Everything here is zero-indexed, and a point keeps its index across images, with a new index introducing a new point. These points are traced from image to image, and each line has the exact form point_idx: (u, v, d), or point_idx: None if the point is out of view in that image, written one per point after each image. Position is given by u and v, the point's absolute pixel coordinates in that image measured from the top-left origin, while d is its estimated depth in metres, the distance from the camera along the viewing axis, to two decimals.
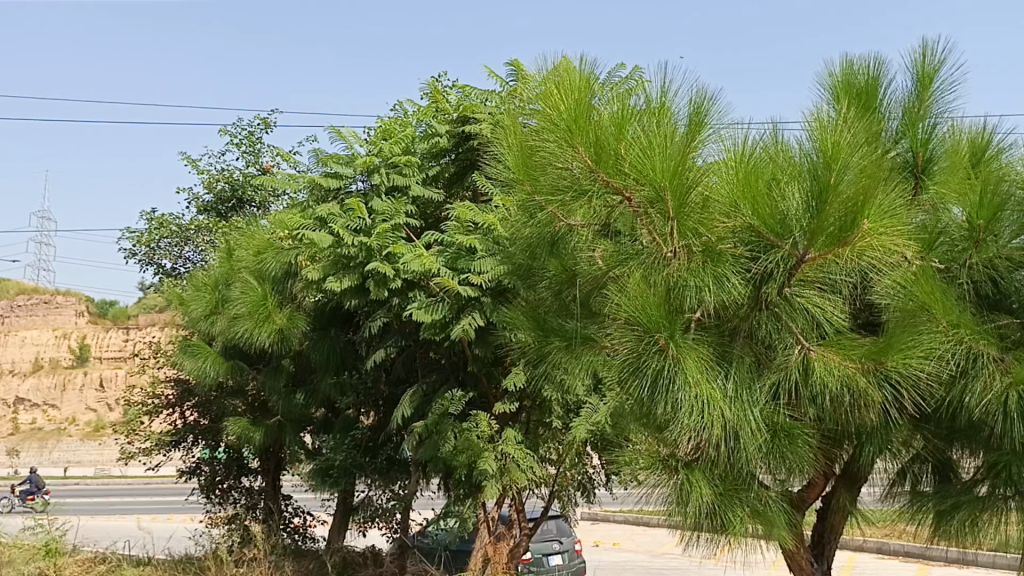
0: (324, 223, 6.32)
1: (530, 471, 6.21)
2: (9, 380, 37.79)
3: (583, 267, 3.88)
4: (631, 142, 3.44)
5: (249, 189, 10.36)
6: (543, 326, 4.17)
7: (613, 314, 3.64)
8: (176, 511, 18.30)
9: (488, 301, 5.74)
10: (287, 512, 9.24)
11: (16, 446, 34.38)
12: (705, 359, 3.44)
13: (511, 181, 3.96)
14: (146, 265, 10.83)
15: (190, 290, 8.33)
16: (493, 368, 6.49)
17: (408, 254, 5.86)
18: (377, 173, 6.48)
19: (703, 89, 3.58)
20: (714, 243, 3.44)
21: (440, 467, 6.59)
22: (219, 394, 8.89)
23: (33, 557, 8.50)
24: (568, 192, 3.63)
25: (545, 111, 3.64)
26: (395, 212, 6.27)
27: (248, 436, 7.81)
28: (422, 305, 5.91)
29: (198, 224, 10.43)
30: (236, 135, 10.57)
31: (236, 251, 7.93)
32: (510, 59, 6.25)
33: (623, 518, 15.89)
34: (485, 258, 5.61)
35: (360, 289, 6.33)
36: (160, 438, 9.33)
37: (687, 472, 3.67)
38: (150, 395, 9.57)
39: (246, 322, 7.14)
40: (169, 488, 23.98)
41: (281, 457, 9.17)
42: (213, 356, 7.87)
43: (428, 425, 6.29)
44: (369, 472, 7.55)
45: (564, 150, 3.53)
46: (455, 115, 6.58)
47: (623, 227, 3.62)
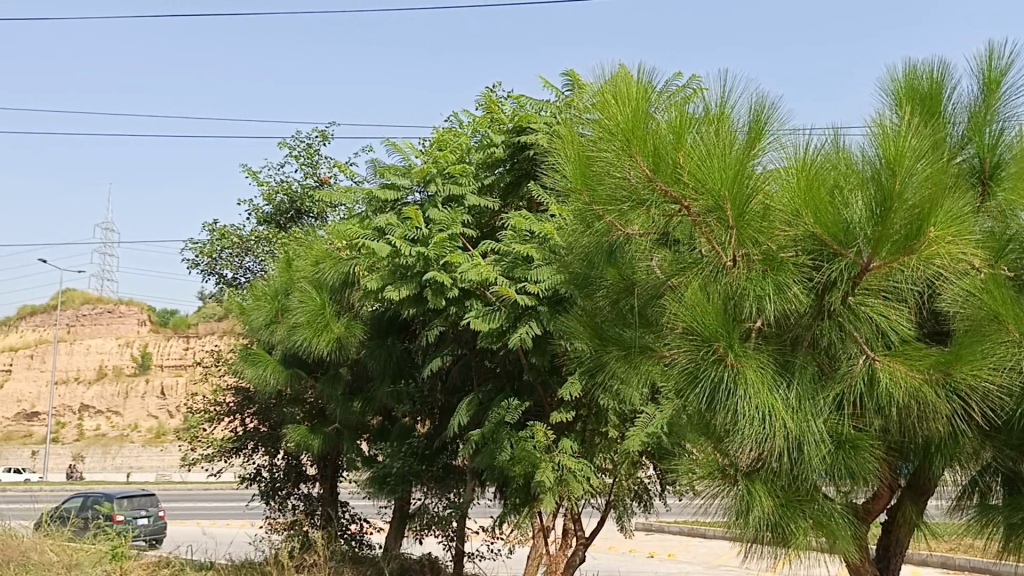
0: (382, 233, 6.41)
1: (587, 481, 6.19)
2: (75, 387, 38.92)
3: (641, 277, 3.86)
4: (689, 152, 3.43)
5: (307, 201, 10.55)
6: (599, 335, 4.16)
7: (671, 324, 3.62)
8: (234, 516, 18.61)
9: (545, 309, 5.75)
10: (344, 519, 9.35)
11: (82, 451, 35.36)
12: (767, 370, 3.42)
13: (567, 190, 3.96)
14: (208, 275, 11.09)
15: (250, 299, 8.50)
16: (549, 377, 6.50)
17: (465, 264, 5.92)
18: (433, 182, 6.51)
19: (763, 98, 3.56)
20: (775, 251, 3.42)
21: (497, 475, 6.61)
22: (279, 401, 9.03)
23: (101, 561, 8.84)
24: (625, 201, 3.63)
25: (602, 121, 3.64)
26: (452, 221, 6.32)
27: (307, 443, 7.96)
28: (479, 314, 5.94)
29: (258, 235, 10.66)
30: (295, 147, 10.78)
31: (295, 261, 8.08)
32: (566, 69, 6.29)
33: (677, 528, 15.73)
34: (542, 267, 5.64)
35: (417, 298, 6.38)
36: (222, 445, 9.54)
37: (748, 483, 3.62)
38: (212, 402, 9.78)
39: (305, 331, 7.27)
40: (227, 494, 24.46)
41: (338, 464, 9.30)
42: (273, 365, 8.02)
43: (484, 433, 6.35)
44: (425, 480, 7.61)
45: (623, 159, 3.53)
46: (511, 125, 6.63)
47: (681, 235, 3.61)
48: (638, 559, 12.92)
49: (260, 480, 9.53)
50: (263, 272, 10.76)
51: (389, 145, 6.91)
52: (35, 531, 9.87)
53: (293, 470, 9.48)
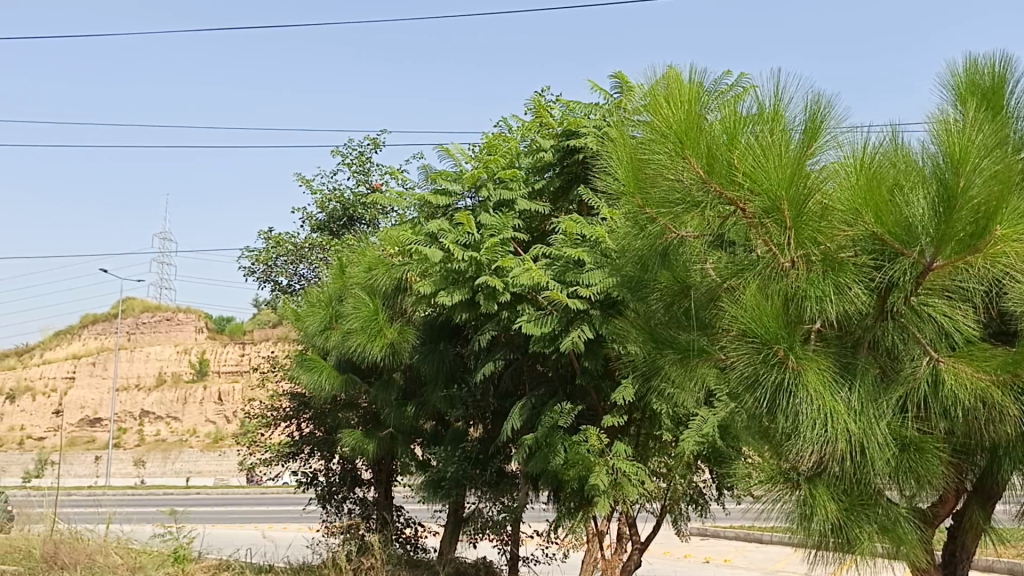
0: (434, 238, 6.46)
1: (642, 485, 6.15)
2: (136, 393, 39.87)
3: (696, 279, 3.84)
4: (744, 151, 3.40)
5: (359, 208, 10.68)
6: (654, 339, 4.14)
7: (728, 326, 3.60)
8: (291, 520, 18.88)
9: (597, 313, 5.74)
10: (400, 523, 9.42)
11: (143, 456, 36.18)
12: (828, 372, 3.36)
13: (619, 193, 3.95)
14: (263, 283, 11.28)
15: (305, 305, 8.61)
16: (601, 381, 6.48)
17: (517, 268, 5.90)
18: (484, 188, 6.60)
19: (819, 95, 3.51)
20: (834, 251, 3.37)
21: (551, 479, 6.59)
22: (334, 406, 9.13)
23: (163, 564, 9.08)
24: (679, 204, 3.61)
25: (653, 123, 3.63)
26: (503, 226, 6.33)
27: (362, 447, 8.02)
28: (531, 318, 5.94)
29: (312, 242, 10.82)
30: (347, 155, 10.92)
31: (349, 268, 8.18)
32: (615, 72, 6.28)
33: (733, 534, 15.53)
34: (594, 270, 5.63)
35: (470, 302, 6.40)
36: (279, 450, 9.69)
37: (810, 486, 3.57)
38: (269, 407, 9.93)
39: (358, 337, 7.35)
40: (283, 498, 24.80)
41: (393, 468, 9.37)
42: (328, 371, 8.12)
43: (538, 438, 6.32)
44: (479, 484, 7.65)
45: (676, 161, 3.50)
46: (560, 129, 6.64)
47: (736, 237, 3.58)
48: (694, 564, 12.78)
49: (317, 484, 9.63)
50: (318, 279, 10.91)
51: (440, 151, 6.97)
52: (100, 534, 10.13)
53: (348, 475, 9.56)
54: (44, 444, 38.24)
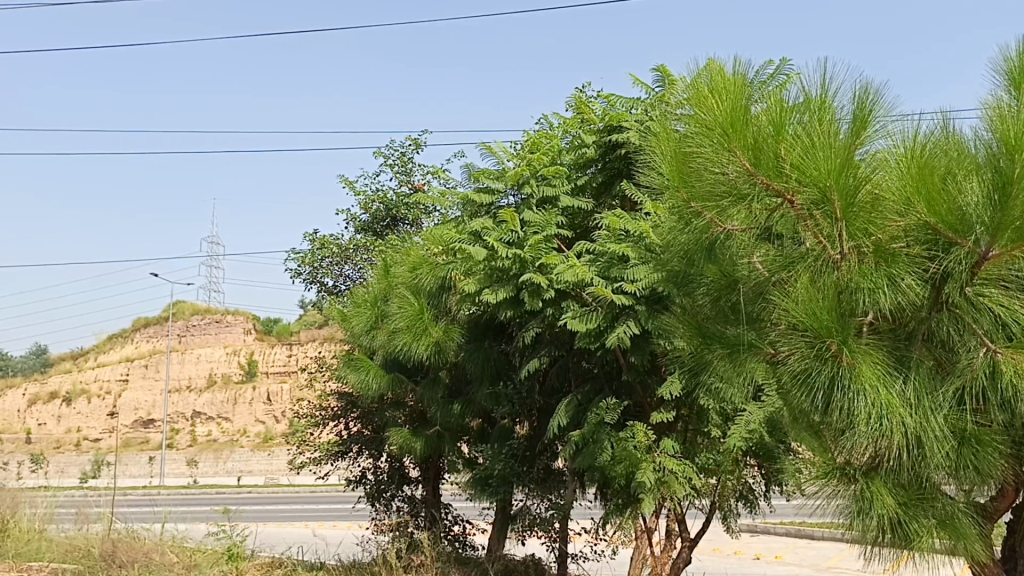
0: (478, 237, 6.48)
1: (690, 482, 6.09)
2: (187, 395, 40.59)
3: (744, 274, 3.79)
4: (792, 142, 3.36)
5: (402, 208, 10.76)
6: (701, 334, 4.10)
7: (779, 321, 3.55)
8: (341, 518, 19.07)
9: (643, 309, 5.71)
10: (448, 520, 9.46)
11: (195, 456, 36.81)
12: (882, 365, 3.31)
13: (663, 187, 3.92)
14: (310, 285, 11.40)
15: (351, 306, 8.69)
16: (648, 377, 6.45)
17: (561, 265, 5.90)
18: (527, 186, 6.61)
19: (867, 84, 3.44)
20: (886, 243, 3.31)
21: (598, 477, 6.56)
22: (381, 405, 9.20)
23: (218, 561, 9.25)
24: (725, 197, 3.58)
25: (698, 116, 3.59)
26: (547, 223, 6.33)
27: (409, 446, 8.07)
28: (576, 315, 5.92)
29: (356, 243, 10.91)
30: (389, 156, 11.00)
31: (393, 268, 8.24)
32: (657, 65, 6.23)
33: (784, 529, 15.33)
34: (638, 266, 5.60)
35: (515, 300, 6.40)
36: (328, 449, 9.80)
37: (866, 481, 3.51)
38: (317, 407, 10.04)
39: (404, 336, 7.40)
40: (332, 497, 25.06)
41: (440, 466, 9.44)
42: (375, 370, 8.18)
43: (585, 434, 6.29)
44: (527, 482, 7.65)
45: (721, 154, 3.47)
46: (601, 125, 6.61)
47: (784, 230, 3.53)
48: (744, 561, 12.64)
49: (365, 482, 9.73)
50: (363, 279, 11.00)
51: (483, 149, 6.98)
52: (155, 533, 10.34)
53: (396, 473, 9.64)
54: (100, 445, 39.12)
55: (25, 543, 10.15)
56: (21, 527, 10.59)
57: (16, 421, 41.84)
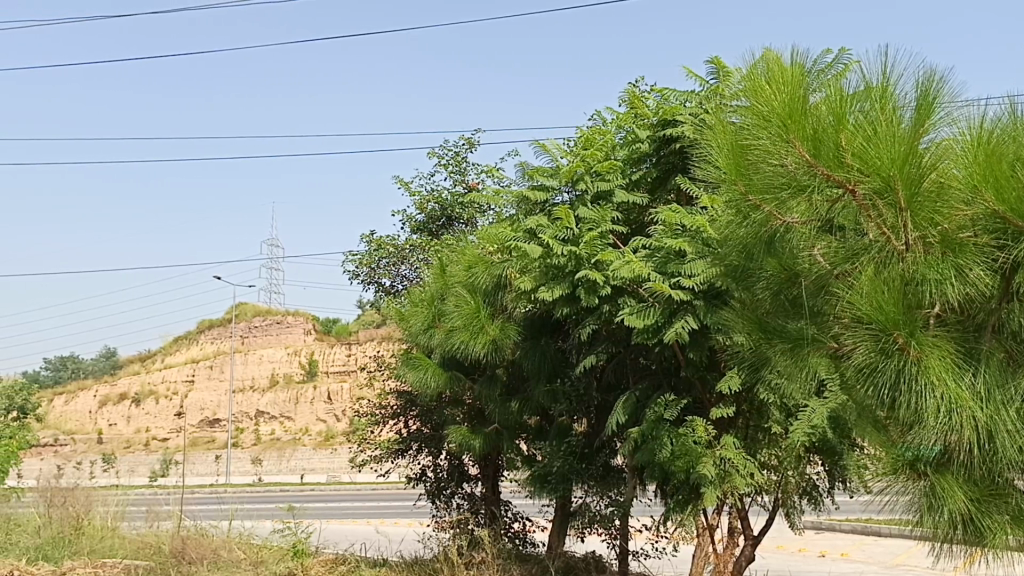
0: (534, 234, 6.48)
1: (752, 478, 6.01)
2: (251, 395, 41.47)
3: (805, 266, 3.73)
4: (852, 131, 3.30)
5: (457, 208, 10.83)
6: (761, 328, 4.05)
7: (843, 314, 3.50)
8: (402, 516, 19.25)
9: (701, 303, 5.65)
10: (507, 517, 9.49)
11: (260, 454, 37.50)
12: (951, 358, 3.23)
13: (720, 181, 3.87)
14: (367, 285, 11.54)
15: (408, 305, 8.76)
16: (707, 373, 6.38)
17: (616, 261, 5.86)
18: (581, 182, 6.58)
19: (930, 71, 3.35)
20: (952, 232, 3.22)
21: (659, 473, 6.49)
22: (440, 404, 9.27)
23: (284, 558, 9.42)
24: (784, 188, 3.51)
25: (754, 108, 3.54)
26: (602, 219, 6.31)
27: (469, 443, 8.12)
28: (633, 311, 5.87)
29: (412, 243, 11.01)
30: (444, 156, 11.06)
31: (449, 267, 8.29)
32: (710, 57, 6.17)
33: (850, 526, 15.04)
34: (695, 260, 5.56)
35: (571, 297, 6.38)
36: (389, 447, 9.92)
37: (937, 477, 3.45)
38: (378, 406, 10.16)
39: (461, 334, 7.43)
40: (393, 494, 25.35)
41: (499, 463, 9.47)
42: (433, 368, 8.24)
43: (644, 431, 6.23)
44: (587, 479, 7.64)
45: (779, 145, 3.42)
46: (655, 119, 6.56)
47: (846, 221, 3.47)
48: (809, 558, 12.44)
49: (426, 480, 9.85)
50: (420, 279, 11.09)
51: (537, 147, 6.97)
52: (224, 530, 10.59)
53: (456, 470, 9.70)
54: (168, 444, 40.13)
55: (99, 540, 10.67)
56: (96, 524, 10.98)
57: (89, 422, 43.13)
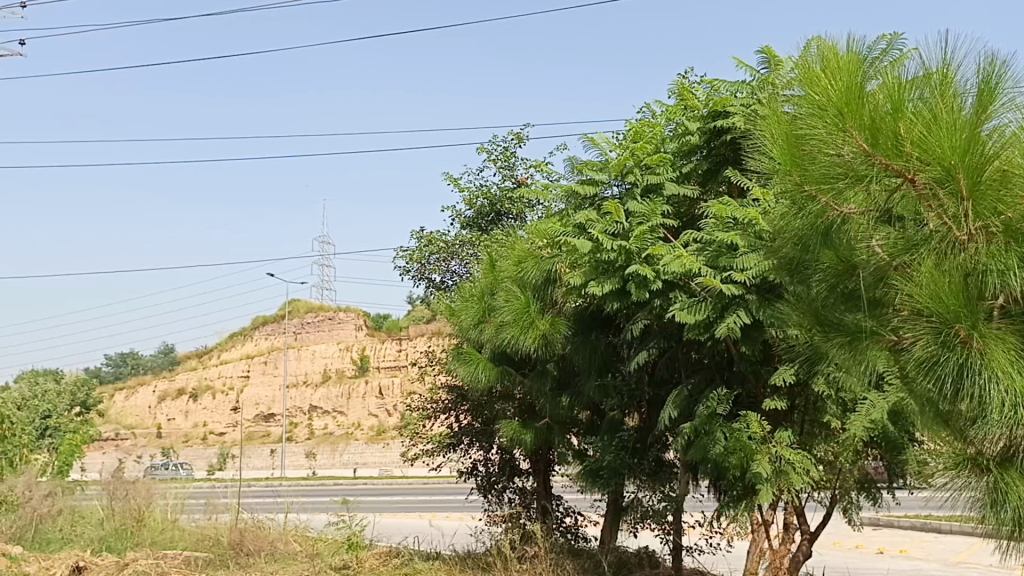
0: (583, 229, 6.45)
1: (808, 473, 5.93)
2: (304, 390, 42.10)
3: (863, 258, 3.66)
4: (912, 119, 3.23)
5: (506, 203, 10.85)
6: (819, 322, 3.99)
7: (902, 306, 3.43)
8: (454, 510, 19.40)
9: (754, 297, 5.58)
10: (559, 512, 9.47)
11: (314, 448, 38.08)
12: (1015, 351, 3.15)
13: (773, 172, 3.80)
14: (418, 281, 11.62)
15: (458, 300, 8.79)
16: (760, 366, 6.29)
17: (667, 255, 5.82)
18: (631, 175, 6.54)
19: (992, 55, 3.25)
20: (1017, 222, 3.14)
21: (712, 469, 6.42)
22: (491, 399, 9.28)
23: (339, 550, 9.52)
24: (841, 178, 3.44)
25: (809, 97, 3.48)
26: (652, 212, 6.26)
27: (520, 438, 8.16)
28: (685, 305, 5.82)
29: (462, 239, 11.06)
30: (492, 151, 11.08)
31: (499, 262, 8.30)
32: (761, 47, 6.08)
33: (909, 523, 14.75)
34: (748, 254, 5.49)
35: (621, 291, 6.34)
36: (441, 441, 9.97)
37: (1001, 472, 3.38)
38: (429, 400, 10.20)
39: (512, 329, 7.46)
40: (444, 488, 25.54)
41: (550, 458, 9.46)
42: (484, 363, 8.26)
43: (696, 426, 6.18)
44: (639, 473, 7.59)
45: (835, 135, 3.36)
46: (705, 111, 6.49)
47: (905, 211, 3.40)
48: (866, 555, 12.22)
49: (477, 474, 9.89)
50: (469, 274, 11.13)
51: (586, 141, 6.95)
52: (279, 522, 10.77)
53: (507, 465, 9.70)
54: (225, 438, 40.96)
55: (160, 533, 10.93)
56: (157, 516, 11.27)
57: (148, 417, 44.21)
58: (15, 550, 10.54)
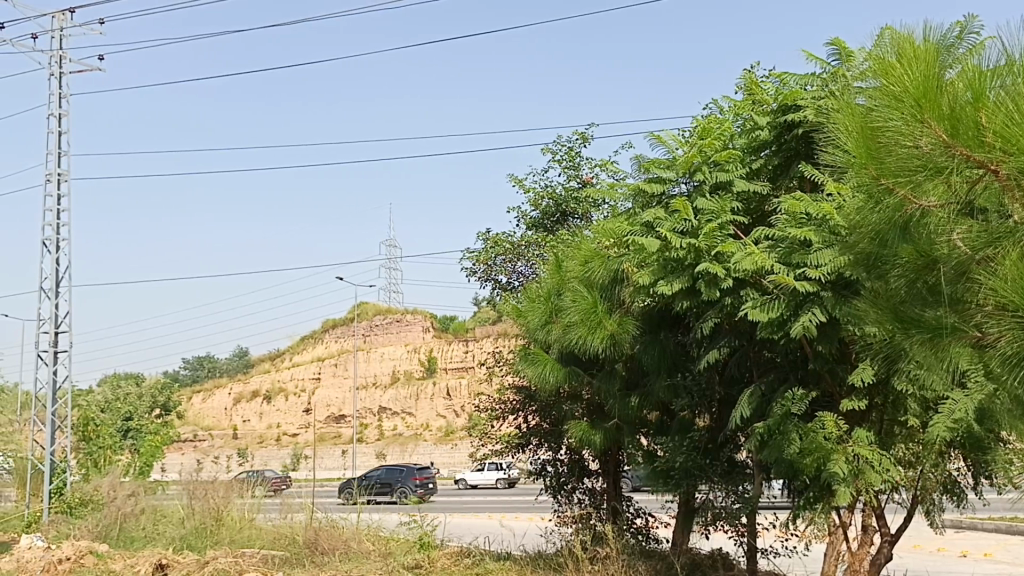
0: (651, 228, 6.41)
1: (888, 474, 5.80)
2: (374, 391, 42.75)
3: (944, 252, 3.55)
4: (994, 108, 3.13)
5: (571, 203, 10.84)
6: (897, 318, 3.88)
7: (986, 302, 3.35)
8: (524, 510, 19.46)
9: (829, 294, 5.46)
10: (629, 513, 9.42)
11: (384, 449, 38.66)
12: None
13: (848, 165, 3.69)
14: (485, 282, 11.68)
15: (525, 301, 8.78)
16: (837, 365, 6.15)
17: (738, 253, 5.73)
18: (699, 172, 6.43)
19: None
20: None
21: (786, 471, 6.30)
22: (559, 399, 9.27)
23: (411, 549, 9.62)
24: (919, 170, 3.34)
25: (884, 88, 3.39)
26: (721, 210, 6.18)
27: (589, 439, 8.15)
28: (756, 304, 5.73)
29: (528, 239, 11.08)
30: (557, 152, 11.07)
31: (566, 263, 8.27)
32: (831, 38, 5.96)
33: (993, 526, 14.26)
34: (823, 250, 5.39)
35: (691, 290, 6.26)
36: (510, 441, 9.99)
37: None
38: (497, 401, 10.22)
39: (579, 329, 7.42)
40: (513, 489, 25.66)
41: (620, 458, 9.42)
42: (552, 363, 8.25)
43: (770, 426, 6.06)
44: (711, 474, 7.48)
45: (913, 126, 3.27)
46: (775, 105, 6.38)
47: (988, 202, 3.30)
48: (948, 558, 11.83)
49: (546, 475, 9.89)
50: (536, 275, 11.13)
51: (652, 139, 6.89)
52: (353, 522, 10.94)
53: (576, 465, 9.71)
54: (298, 439, 41.84)
55: (239, 532, 11.24)
56: (235, 516, 11.55)
57: (225, 419, 45.43)
58: (102, 548, 11.01)
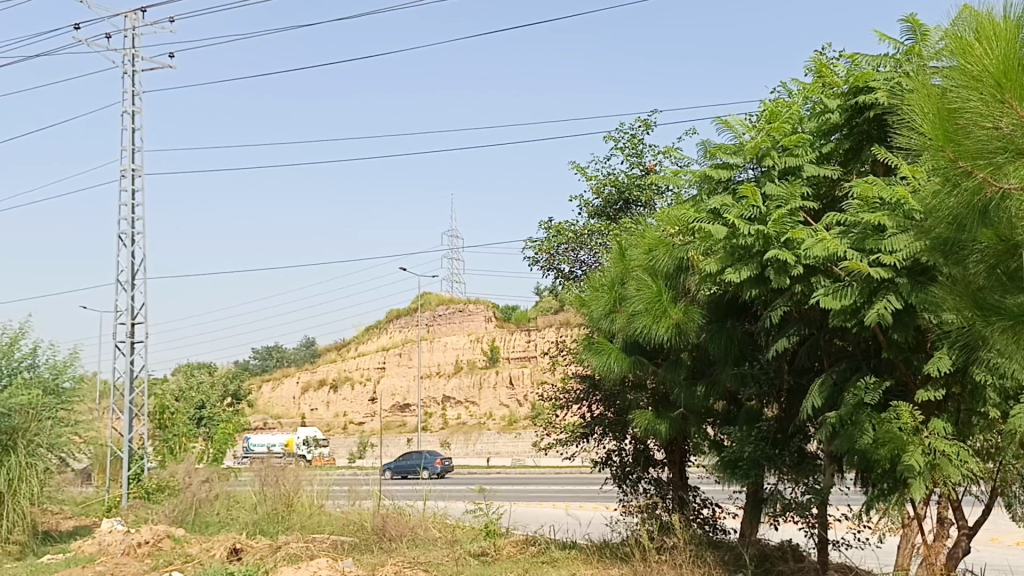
0: (718, 215, 6.31)
1: (966, 465, 5.64)
2: (438, 380, 43.16)
3: None
4: None
5: (634, 190, 10.76)
6: (977, 305, 3.78)
7: None
8: (590, 499, 19.38)
9: (905, 281, 5.32)
10: (695, 503, 9.32)
11: (449, 437, 39.03)
12: None
13: (923, 148, 3.58)
14: (547, 271, 11.67)
15: (589, 289, 8.74)
16: (911, 354, 6.01)
17: (808, 239, 5.63)
18: (767, 158, 6.30)
19: None
20: None
21: (858, 462, 6.16)
22: (624, 388, 9.21)
23: (477, 537, 9.74)
24: (1000, 152, 3.23)
25: (962, 68, 3.30)
26: (791, 195, 6.07)
27: (655, 428, 8.10)
28: (828, 291, 5.61)
29: (590, 228, 11.02)
30: (620, 139, 10.98)
31: (629, 251, 8.19)
32: (905, 17, 5.80)
33: None
34: (897, 235, 5.26)
35: (759, 277, 6.15)
36: (574, 430, 9.96)
37: None
38: (562, 389, 10.22)
39: (644, 318, 7.34)
40: (578, 477, 25.64)
41: (685, 448, 9.31)
42: (616, 352, 8.19)
43: (842, 415, 5.93)
44: (780, 464, 7.36)
45: (992, 107, 3.19)
46: (846, 88, 6.23)
47: None
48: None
49: (611, 464, 9.86)
50: (599, 264, 11.07)
51: (719, 125, 6.79)
52: (420, 509, 11.10)
53: (641, 455, 9.64)
54: (364, 428, 42.56)
55: (310, 518, 11.50)
56: (305, 501, 11.82)
57: (294, 407, 46.45)
58: (179, 532, 11.38)
